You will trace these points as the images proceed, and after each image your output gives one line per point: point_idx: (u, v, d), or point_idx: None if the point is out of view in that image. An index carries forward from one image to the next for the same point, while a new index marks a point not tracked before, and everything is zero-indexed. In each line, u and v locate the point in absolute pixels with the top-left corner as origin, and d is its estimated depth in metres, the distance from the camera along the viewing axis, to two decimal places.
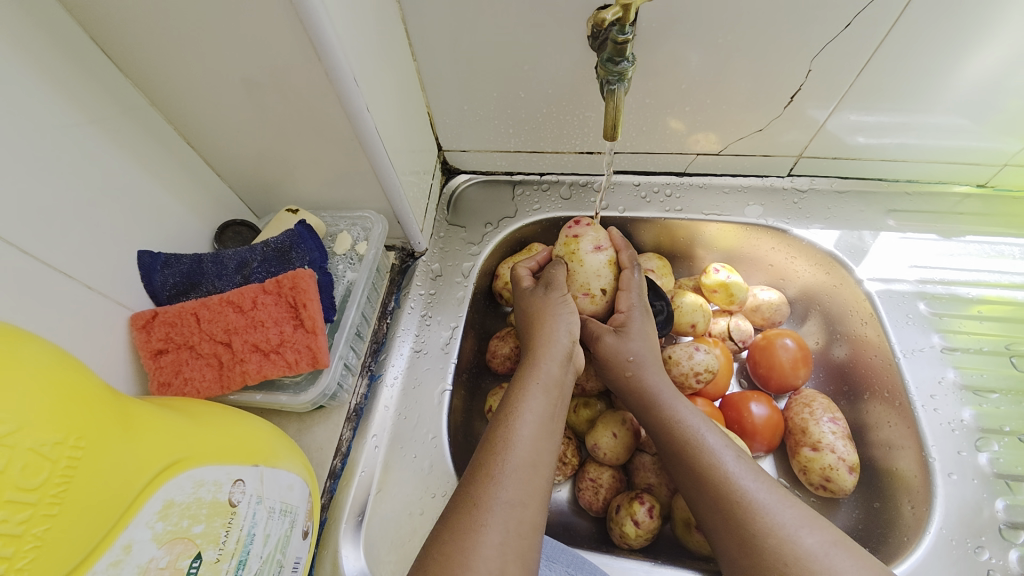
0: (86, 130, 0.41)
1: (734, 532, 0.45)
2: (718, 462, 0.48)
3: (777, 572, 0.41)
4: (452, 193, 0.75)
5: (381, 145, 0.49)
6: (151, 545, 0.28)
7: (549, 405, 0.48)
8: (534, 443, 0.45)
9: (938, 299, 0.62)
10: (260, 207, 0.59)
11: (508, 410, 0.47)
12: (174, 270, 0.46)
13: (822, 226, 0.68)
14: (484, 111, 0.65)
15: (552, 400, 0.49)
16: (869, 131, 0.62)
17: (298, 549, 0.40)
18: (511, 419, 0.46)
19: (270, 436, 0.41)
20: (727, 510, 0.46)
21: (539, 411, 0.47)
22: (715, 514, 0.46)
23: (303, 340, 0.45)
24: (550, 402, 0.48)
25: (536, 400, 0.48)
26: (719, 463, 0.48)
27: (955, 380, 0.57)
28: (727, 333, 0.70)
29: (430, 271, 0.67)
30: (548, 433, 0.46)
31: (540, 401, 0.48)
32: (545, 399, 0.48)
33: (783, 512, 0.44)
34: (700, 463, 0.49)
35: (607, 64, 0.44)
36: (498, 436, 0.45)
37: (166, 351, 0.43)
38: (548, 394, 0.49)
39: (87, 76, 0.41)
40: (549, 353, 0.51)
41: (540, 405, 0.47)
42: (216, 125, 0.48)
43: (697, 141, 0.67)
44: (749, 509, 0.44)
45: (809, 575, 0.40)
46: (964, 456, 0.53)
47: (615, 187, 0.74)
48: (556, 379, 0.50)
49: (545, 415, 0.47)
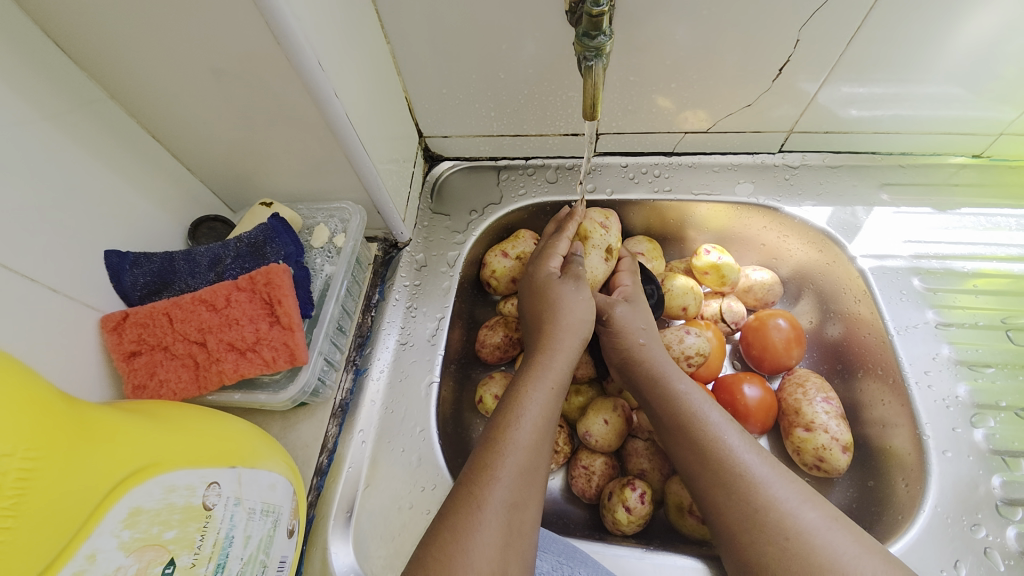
0: (41, 126, 0.39)
1: (732, 508, 0.44)
2: (720, 437, 0.48)
3: (775, 545, 0.41)
4: (435, 180, 0.73)
5: (352, 131, 0.48)
6: (119, 554, 0.27)
7: (551, 400, 0.47)
8: (534, 442, 0.44)
9: (933, 273, 0.61)
10: (234, 201, 0.58)
11: (509, 409, 0.46)
12: (144, 269, 0.45)
13: (814, 203, 0.66)
14: (464, 94, 0.63)
15: (553, 394, 0.48)
16: (861, 103, 0.60)
17: (284, 548, 0.40)
18: (511, 419, 0.45)
19: (250, 436, 0.40)
20: (727, 485, 0.45)
21: (542, 407, 0.46)
22: (717, 491, 0.46)
23: (280, 337, 0.44)
24: (552, 398, 0.47)
25: (539, 396, 0.47)
26: (721, 437, 0.48)
27: (950, 355, 0.56)
28: (719, 316, 0.69)
29: (415, 261, 0.66)
30: (549, 432, 0.46)
31: (543, 397, 0.47)
32: (548, 396, 0.47)
33: (783, 488, 0.44)
34: (702, 443, 0.48)
35: (583, 39, 0.41)
36: (498, 435, 0.44)
37: (140, 353, 0.42)
38: (554, 391, 0.48)
39: (38, 69, 0.39)
40: (552, 347, 0.51)
41: (544, 401, 0.47)
42: (181, 117, 0.47)
43: (685, 119, 0.65)
44: (750, 484, 0.44)
45: (809, 549, 0.40)
46: (959, 433, 0.52)
47: (602, 170, 0.72)
48: (560, 374, 0.49)
49: (547, 411, 0.46)
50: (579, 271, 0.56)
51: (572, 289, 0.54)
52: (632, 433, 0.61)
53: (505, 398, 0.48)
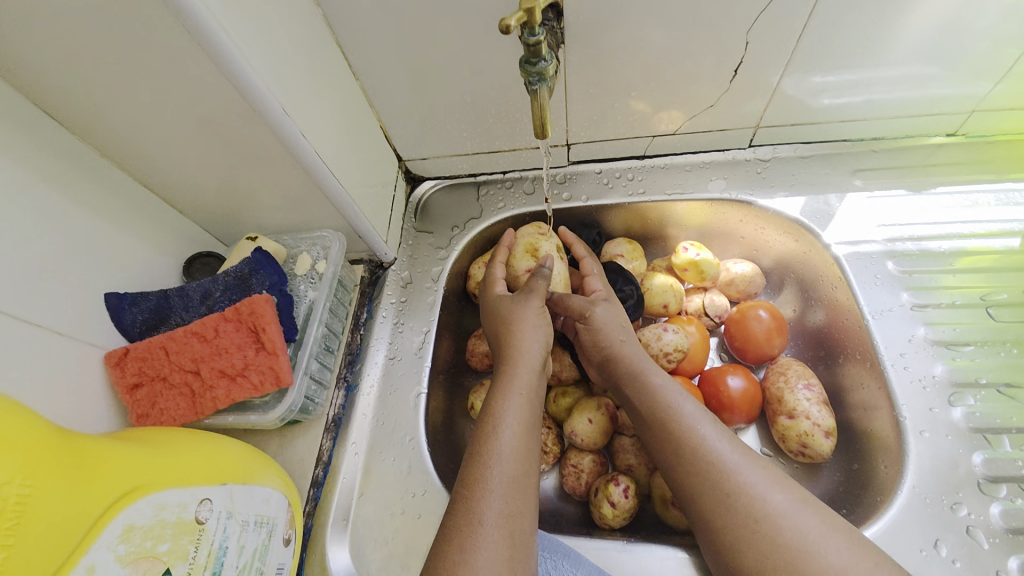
0: (40, 189, 0.44)
1: (706, 496, 0.45)
2: (694, 426, 0.49)
3: (748, 530, 0.43)
4: (418, 200, 0.76)
5: (324, 167, 0.51)
6: (115, 566, 0.30)
7: (525, 410, 0.49)
8: (518, 455, 0.46)
9: (910, 256, 0.61)
10: (226, 236, 0.62)
11: (486, 423, 0.48)
12: (142, 308, 0.49)
13: (787, 194, 0.67)
14: (434, 118, 0.66)
15: (528, 405, 0.50)
16: (831, 91, 0.60)
17: (280, 555, 0.43)
18: (491, 432, 0.47)
19: (244, 455, 0.44)
20: (699, 470, 0.46)
21: (518, 419, 0.48)
22: (692, 477, 0.47)
23: (265, 361, 0.47)
24: (528, 409, 0.49)
25: (516, 409, 0.49)
26: (695, 428, 0.49)
27: (926, 337, 0.56)
28: (702, 310, 0.70)
29: (400, 279, 0.69)
30: (530, 441, 0.48)
31: (518, 410, 0.49)
32: (523, 408, 0.49)
33: (753, 472, 0.45)
34: (674, 429, 0.49)
35: (526, 65, 0.44)
36: (481, 449, 0.46)
37: (141, 384, 0.46)
38: (528, 403, 0.50)
39: (34, 139, 0.44)
40: (521, 359, 0.53)
41: (520, 414, 0.48)
42: (168, 166, 0.51)
43: (661, 120, 0.66)
44: (723, 470, 0.46)
45: (776, 532, 0.42)
46: (936, 413, 0.52)
47: (577, 177, 0.74)
48: (531, 386, 0.51)
49: (523, 423, 0.48)
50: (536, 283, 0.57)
51: (527, 302, 0.56)
52: (618, 429, 0.63)
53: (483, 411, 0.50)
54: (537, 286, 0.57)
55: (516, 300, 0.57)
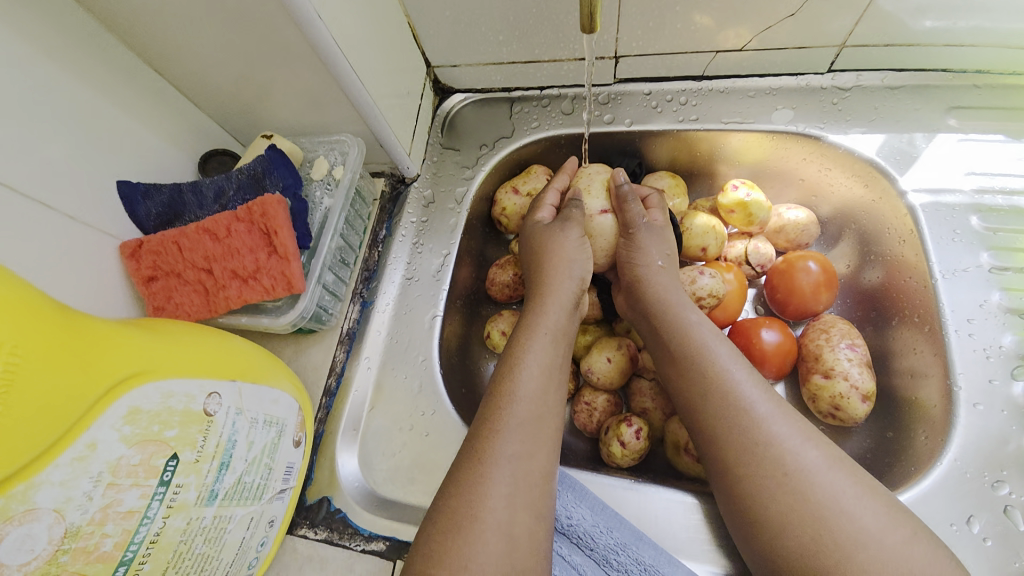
0: (44, 62, 0.41)
1: (734, 443, 0.43)
2: (725, 373, 0.46)
3: (773, 483, 0.40)
4: (446, 115, 0.71)
5: (342, 58, 0.46)
6: (120, 445, 0.30)
7: (551, 352, 0.48)
8: (539, 395, 0.45)
9: (996, 212, 0.53)
10: (243, 135, 0.59)
11: (510, 362, 0.47)
12: (156, 201, 0.48)
13: (864, 129, 0.58)
14: (467, 15, 0.59)
15: (556, 349, 0.49)
16: (938, 12, 0.50)
17: (290, 455, 0.45)
18: (515, 371, 0.46)
19: (259, 356, 0.44)
20: (727, 419, 0.44)
21: (542, 361, 0.47)
22: (716, 423, 0.45)
23: (277, 266, 0.46)
24: (553, 351, 0.49)
25: (542, 351, 0.48)
26: (727, 373, 0.46)
27: (1000, 303, 0.50)
28: (744, 257, 0.64)
29: (423, 197, 0.65)
30: (553, 382, 0.47)
31: (544, 352, 0.48)
32: (549, 349, 0.48)
33: (781, 425, 0.43)
34: (709, 375, 0.46)
35: None
36: (499, 390, 0.46)
37: (157, 278, 0.46)
38: (555, 345, 0.49)
39: (34, 4, 0.40)
40: (551, 302, 0.51)
41: (546, 357, 0.48)
42: (178, 49, 0.47)
43: (726, 38, 0.58)
44: (753, 420, 0.43)
45: (807, 486, 0.39)
46: (995, 385, 0.47)
47: (622, 98, 0.66)
48: (560, 327, 0.51)
49: (548, 365, 0.48)
50: (571, 212, 0.56)
51: (561, 232, 0.54)
52: (638, 373, 0.61)
53: (509, 351, 0.49)
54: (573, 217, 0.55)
55: (551, 231, 0.55)
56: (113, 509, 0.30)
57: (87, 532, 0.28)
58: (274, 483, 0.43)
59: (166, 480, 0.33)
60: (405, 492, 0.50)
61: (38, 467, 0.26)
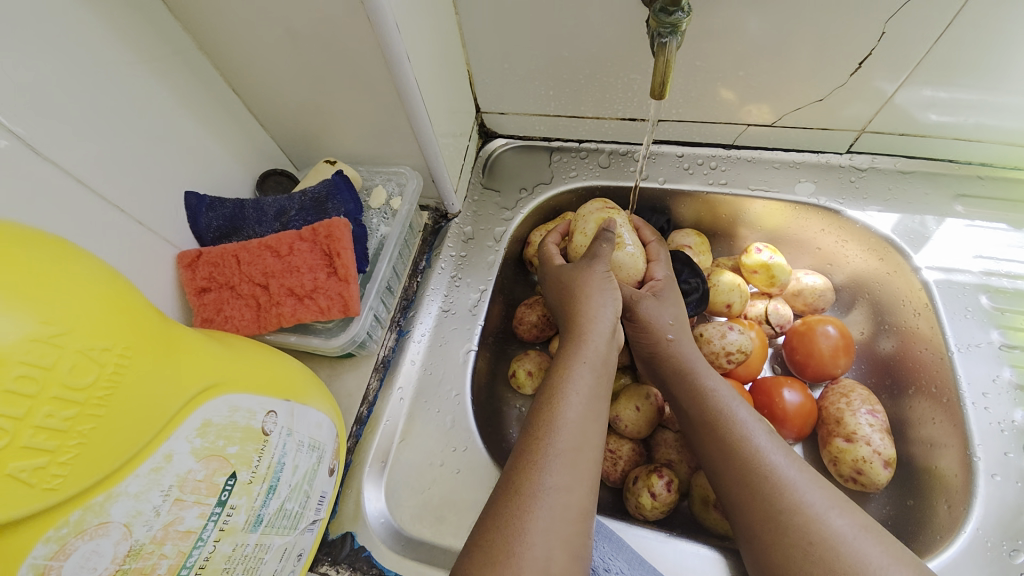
0: (137, 69, 0.43)
1: (756, 508, 0.43)
2: (748, 437, 0.46)
3: (800, 551, 0.40)
4: (488, 157, 0.74)
5: (419, 98, 0.49)
6: (190, 459, 0.29)
7: (592, 382, 0.46)
8: (579, 426, 0.43)
9: (1003, 293, 0.58)
10: (299, 157, 0.61)
11: (549, 392, 0.45)
12: (218, 214, 0.49)
13: (880, 208, 0.63)
14: (524, 71, 0.63)
15: (597, 378, 0.47)
16: (941, 108, 0.57)
17: (324, 484, 0.42)
18: (555, 402, 0.44)
19: (303, 376, 0.43)
20: (751, 485, 0.44)
21: (583, 390, 0.45)
22: (743, 489, 0.45)
23: (335, 287, 0.46)
24: (595, 379, 0.46)
25: (584, 381, 0.46)
26: (749, 437, 0.46)
27: (1011, 379, 0.53)
28: (763, 317, 0.67)
29: (462, 233, 0.67)
30: (594, 414, 0.45)
31: (586, 382, 0.46)
32: (592, 379, 0.46)
33: (811, 492, 0.43)
34: (729, 442, 0.47)
35: (659, 15, 0.42)
36: (538, 420, 0.43)
37: (209, 290, 0.46)
38: (597, 375, 0.47)
39: (139, 19, 0.42)
40: (591, 329, 0.49)
41: (587, 386, 0.45)
42: (260, 73, 0.50)
43: (748, 113, 0.63)
44: (779, 487, 0.43)
45: (838, 558, 0.39)
46: (1011, 458, 0.49)
47: (656, 158, 0.71)
48: (601, 355, 0.48)
49: (590, 394, 0.45)
50: (602, 249, 0.54)
51: (591, 266, 0.53)
52: (662, 423, 0.61)
53: (546, 380, 0.47)
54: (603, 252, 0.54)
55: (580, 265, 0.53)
56: (173, 527, 0.29)
57: (147, 552, 0.28)
58: (309, 512, 0.40)
59: (223, 499, 0.31)
60: (433, 532, 0.49)
61: (119, 477, 0.26)
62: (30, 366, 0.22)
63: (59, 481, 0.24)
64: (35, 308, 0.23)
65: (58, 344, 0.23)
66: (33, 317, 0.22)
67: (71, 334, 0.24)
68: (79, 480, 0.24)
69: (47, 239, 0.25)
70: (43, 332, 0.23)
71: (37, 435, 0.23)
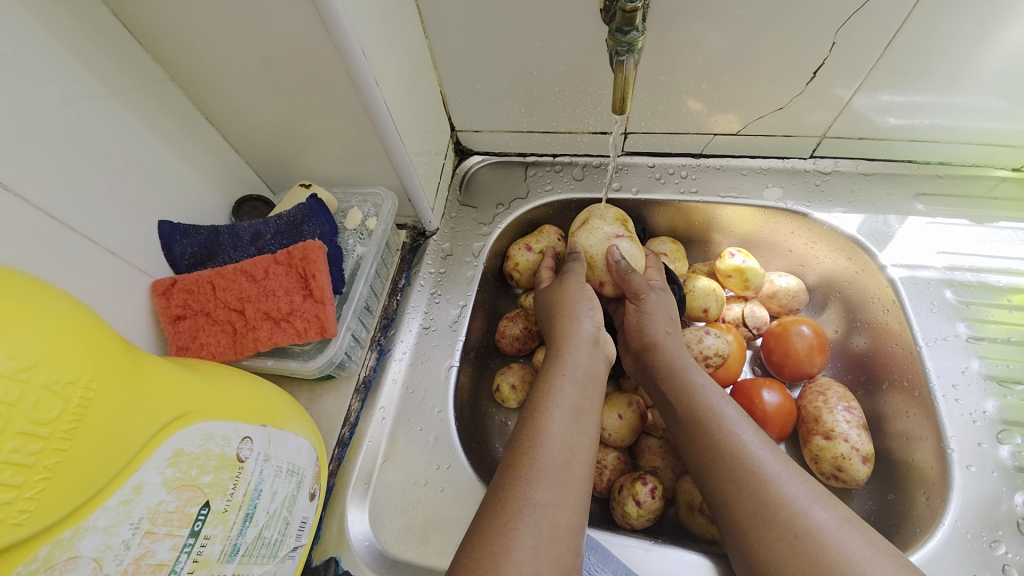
0: (108, 102, 0.43)
1: (745, 505, 0.44)
2: (734, 434, 0.47)
3: (787, 544, 0.40)
4: (464, 173, 0.75)
5: (391, 121, 0.50)
6: (160, 489, 0.29)
7: (578, 396, 0.46)
8: (566, 439, 0.43)
9: (967, 286, 0.59)
10: (275, 181, 0.62)
11: (534, 409, 0.45)
12: (192, 241, 0.49)
13: (845, 210, 0.65)
14: (495, 89, 0.65)
15: (583, 392, 0.47)
16: (899, 111, 0.59)
17: (305, 509, 0.42)
18: (540, 417, 0.44)
19: (280, 400, 0.42)
20: (737, 480, 0.45)
21: (568, 405, 0.45)
22: (728, 486, 0.45)
23: (311, 309, 0.46)
24: (580, 393, 0.47)
25: (569, 395, 0.46)
26: (737, 435, 0.47)
27: (979, 370, 0.55)
28: (740, 320, 0.69)
29: (441, 250, 0.68)
30: (584, 428, 0.45)
31: (570, 396, 0.46)
32: (576, 393, 0.46)
33: (795, 487, 0.43)
34: (715, 439, 0.47)
35: (617, 34, 0.43)
36: (524, 436, 0.43)
37: (184, 317, 0.46)
38: (582, 389, 0.47)
39: (109, 53, 0.43)
40: (573, 344, 0.50)
41: (572, 400, 0.46)
42: (232, 100, 0.50)
43: (715, 122, 0.65)
44: (763, 483, 0.44)
45: (819, 548, 0.39)
46: (984, 449, 0.51)
47: (628, 169, 0.72)
48: (586, 369, 0.49)
49: (575, 408, 0.45)
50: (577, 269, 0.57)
51: (570, 285, 0.55)
52: (646, 430, 0.61)
53: (533, 395, 0.47)
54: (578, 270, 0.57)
55: (562, 286, 0.56)
56: (145, 561, 0.28)
57: None
58: (289, 539, 0.40)
59: (197, 530, 0.31)
60: (418, 553, 0.48)
61: (86, 510, 0.26)
62: None
63: (25, 518, 0.23)
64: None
65: (22, 378, 0.23)
66: None
67: (35, 367, 0.23)
68: (46, 516, 0.24)
69: (9, 274, 0.25)
70: (8, 366, 0.22)
71: (3, 472, 0.22)
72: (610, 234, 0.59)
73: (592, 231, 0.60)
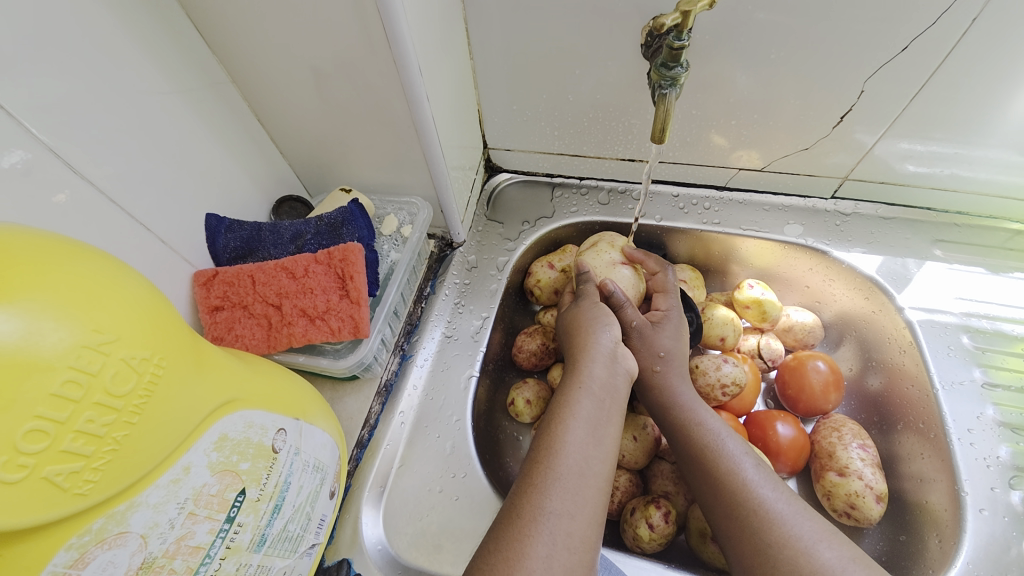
0: (174, 99, 0.46)
1: (748, 541, 0.43)
2: (737, 469, 0.47)
3: None
4: (493, 189, 0.77)
5: (435, 134, 0.52)
6: (206, 472, 0.30)
7: (597, 409, 0.46)
8: (583, 451, 0.43)
9: (983, 333, 0.60)
10: (313, 183, 0.64)
11: (552, 421, 0.45)
12: (235, 235, 0.51)
13: (864, 250, 0.67)
14: (530, 112, 0.67)
15: (601, 405, 0.46)
16: (919, 159, 0.61)
17: (325, 506, 0.42)
18: (558, 428, 0.44)
19: (310, 395, 0.43)
20: (740, 517, 0.44)
21: (587, 416, 0.45)
22: (731, 522, 0.45)
23: (347, 309, 0.48)
24: (598, 407, 0.46)
25: (585, 407, 0.46)
26: (738, 470, 0.47)
27: (994, 417, 0.55)
28: (756, 351, 0.69)
29: (466, 262, 0.69)
30: (601, 442, 0.44)
31: (587, 408, 0.46)
32: (594, 406, 0.46)
33: (801, 524, 0.42)
34: (720, 472, 0.47)
35: (662, 68, 0.46)
36: (541, 448, 0.43)
37: (222, 308, 0.47)
38: (600, 402, 0.46)
39: (180, 53, 0.46)
40: (591, 356, 0.50)
41: (589, 412, 0.45)
42: (285, 105, 0.53)
43: (739, 158, 0.67)
44: (767, 520, 0.43)
45: None
46: (996, 493, 0.51)
47: (653, 196, 0.74)
48: (603, 382, 0.48)
49: (592, 421, 0.45)
50: (587, 287, 0.58)
51: (584, 305, 0.56)
52: (658, 455, 0.62)
53: (549, 408, 0.47)
54: (592, 291, 0.57)
55: (576, 305, 0.56)
56: (185, 542, 0.29)
57: (159, 565, 0.28)
58: (309, 535, 0.40)
59: (232, 516, 0.32)
60: (430, 560, 0.48)
61: (140, 486, 0.26)
62: (76, 371, 0.23)
63: (89, 487, 0.24)
64: (84, 316, 0.24)
65: (103, 351, 0.24)
66: (83, 324, 0.24)
67: (117, 342, 0.25)
68: (110, 487, 0.25)
69: (97, 254, 0.27)
70: (92, 338, 0.24)
71: (75, 440, 0.23)
72: (615, 261, 0.60)
73: (599, 254, 0.61)
